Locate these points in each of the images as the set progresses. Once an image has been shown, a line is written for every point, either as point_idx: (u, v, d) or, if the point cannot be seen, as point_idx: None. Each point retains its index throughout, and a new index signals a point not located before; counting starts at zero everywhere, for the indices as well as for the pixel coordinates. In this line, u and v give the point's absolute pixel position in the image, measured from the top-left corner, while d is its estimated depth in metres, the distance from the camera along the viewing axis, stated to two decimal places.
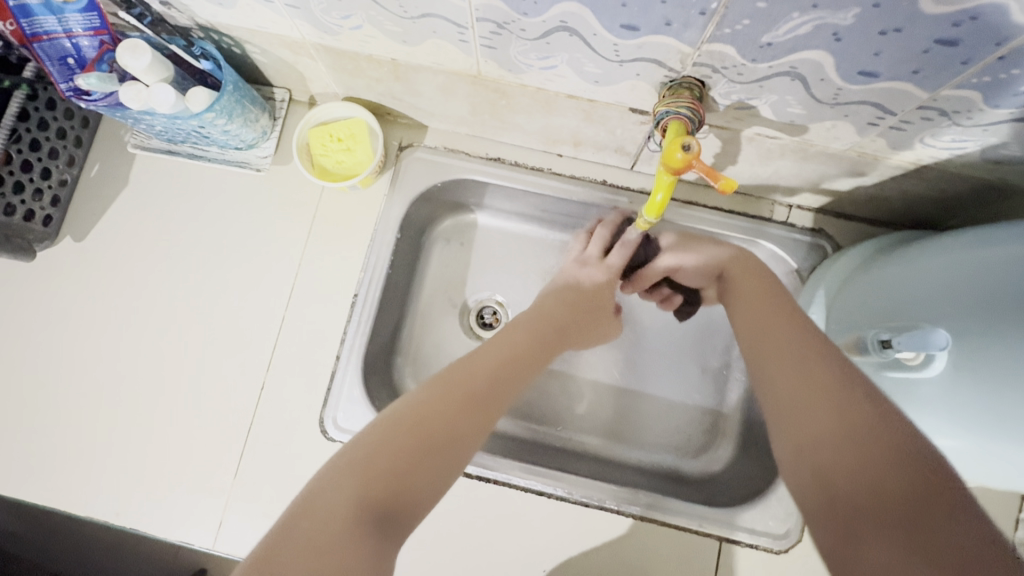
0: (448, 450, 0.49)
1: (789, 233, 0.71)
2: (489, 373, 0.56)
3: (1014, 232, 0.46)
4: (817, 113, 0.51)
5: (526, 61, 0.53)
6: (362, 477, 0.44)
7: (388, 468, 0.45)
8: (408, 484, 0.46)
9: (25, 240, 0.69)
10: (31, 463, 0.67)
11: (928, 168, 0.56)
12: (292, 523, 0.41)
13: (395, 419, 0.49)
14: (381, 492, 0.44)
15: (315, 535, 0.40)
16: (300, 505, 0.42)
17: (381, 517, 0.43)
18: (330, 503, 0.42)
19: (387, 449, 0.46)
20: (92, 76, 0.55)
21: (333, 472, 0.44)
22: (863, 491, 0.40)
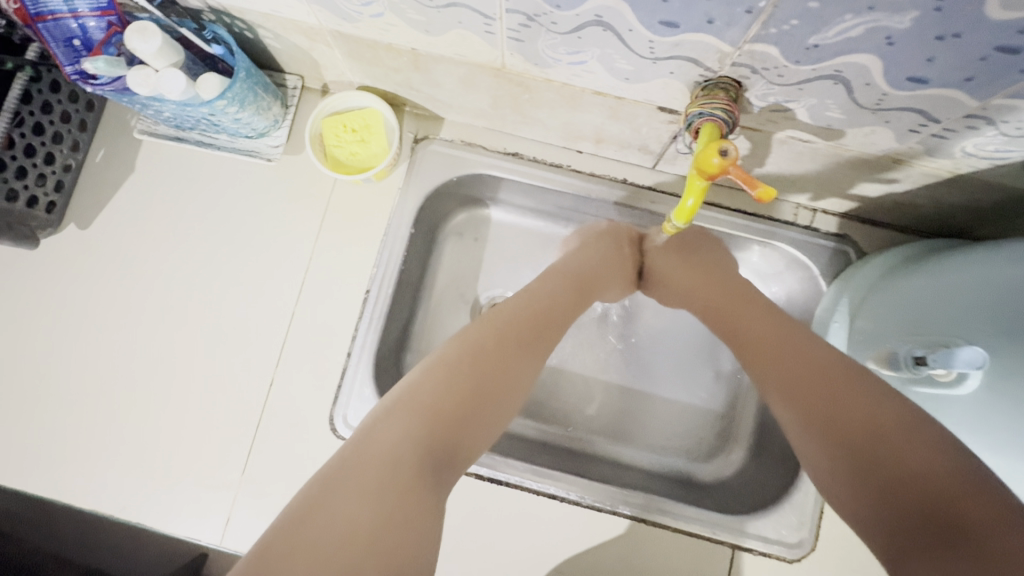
0: (489, 396, 0.49)
1: (814, 238, 0.69)
2: (524, 321, 0.55)
3: None
4: (857, 118, 0.49)
5: (554, 56, 0.51)
6: (412, 421, 0.45)
7: (435, 415, 0.46)
8: (455, 430, 0.46)
9: (28, 228, 0.68)
10: (34, 454, 0.66)
11: (965, 177, 0.54)
12: (344, 465, 0.41)
13: (437, 366, 0.49)
14: (430, 438, 0.45)
15: (373, 477, 0.40)
16: (349, 448, 0.42)
17: (431, 462, 0.44)
18: (382, 447, 0.42)
19: (433, 395, 0.47)
20: (99, 60, 0.53)
21: (378, 417, 0.45)
22: (897, 481, 0.41)
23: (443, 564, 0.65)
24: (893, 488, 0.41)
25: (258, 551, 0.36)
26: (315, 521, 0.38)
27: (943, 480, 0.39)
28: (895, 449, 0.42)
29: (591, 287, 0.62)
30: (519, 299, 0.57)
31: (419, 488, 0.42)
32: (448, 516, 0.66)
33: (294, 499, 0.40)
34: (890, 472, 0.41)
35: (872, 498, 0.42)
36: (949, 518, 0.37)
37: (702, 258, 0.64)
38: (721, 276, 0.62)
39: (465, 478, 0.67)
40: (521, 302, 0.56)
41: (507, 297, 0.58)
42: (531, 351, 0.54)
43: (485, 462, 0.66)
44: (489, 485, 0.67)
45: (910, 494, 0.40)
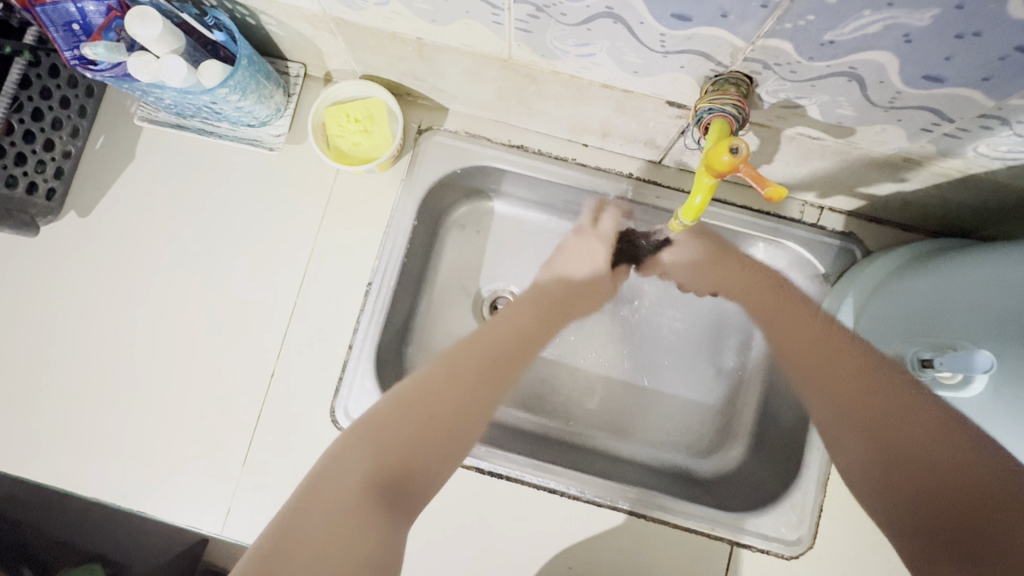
0: (448, 429, 0.51)
1: (819, 235, 0.68)
2: (489, 353, 0.58)
3: None
4: (869, 116, 0.48)
5: (563, 48, 0.50)
6: (375, 448, 0.47)
7: (396, 447, 0.47)
8: (413, 460, 0.48)
9: (28, 215, 0.66)
10: (36, 442, 0.66)
11: (976, 177, 0.53)
12: (304, 499, 0.43)
13: (398, 400, 0.50)
14: (387, 467, 0.46)
15: (328, 508, 0.42)
16: (309, 482, 0.45)
17: (389, 494, 0.45)
18: (340, 474, 0.44)
19: (393, 426, 0.48)
20: (100, 45, 0.52)
21: (341, 448, 0.47)
22: (924, 478, 0.45)
23: (442, 557, 0.65)
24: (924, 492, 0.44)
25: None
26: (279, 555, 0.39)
27: (971, 481, 0.42)
28: (924, 456, 0.46)
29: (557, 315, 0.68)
30: (487, 334, 0.60)
31: (373, 518, 0.43)
32: (448, 510, 0.66)
33: (260, 536, 0.41)
34: (913, 471, 0.46)
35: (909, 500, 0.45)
36: (981, 521, 0.40)
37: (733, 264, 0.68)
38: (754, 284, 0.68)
39: (464, 472, 0.67)
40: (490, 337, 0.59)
41: (476, 331, 0.60)
42: (494, 386, 0.56)
43: (486, 456, 0.66)
44: (489, 479, 0.67)
45: (946, 496, 0.43)
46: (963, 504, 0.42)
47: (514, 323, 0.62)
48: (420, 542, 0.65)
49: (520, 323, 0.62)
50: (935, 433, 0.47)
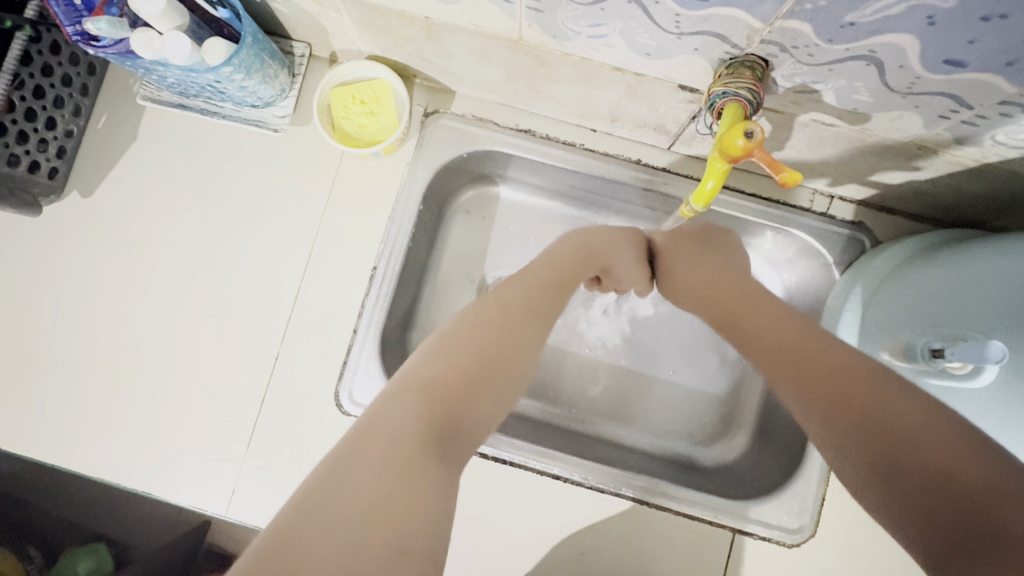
0: (489, 380, 0.48)
1: (829, 225, 0.68)
2: (532, 311, 0.54)
3: None
4: (886, 102, 0.47)
5: (575, 28, 0.49)
6: (425, 396, 0.44)
7: (450, 388, 0.46)
8: (457, 409, 0.45)
9: (31, 194, 0.66)
10: (39, 423, 0.66)
11: (992, 167, 0.53)
12: (354, 449, 0.40)
13: (436, 354, 0.48)
14: (436, 418, 0.44)
15: (379, 456, 0.39)
16: (358, 430, 0.42)
17: (439, 444, 0.42)
18: (394, 423, 0.42)
19: (444, 369, 0.47)
20: (101, 20, 0.51)
21: (385, 401, 0.44)
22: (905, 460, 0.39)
23: None
24: (903, 477, 0.39)
25: (264, 545, 0.34)
26: (325, 511, 0.36)
27: (962, 469, 0.36)
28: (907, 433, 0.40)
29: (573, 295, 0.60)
30: (519, 289, 0.56)
31: (427, 472, 0.40)
32: None
33: (301, 488, 0.38)
34: (911, 461, 0.39)
35: (893, 488, 0.39)
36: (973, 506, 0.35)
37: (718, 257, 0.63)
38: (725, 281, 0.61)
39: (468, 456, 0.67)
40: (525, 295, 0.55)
41: (503, 285, 0.57)
42: (532, 340, 0.53)
43: (491, 442, 0.66)
44: (493, 464, 0.67)
45: (937, 479, 0.37)
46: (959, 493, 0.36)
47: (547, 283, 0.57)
48: None
49: (550, 282, 0.57)
50: (913, 411, 0.41)
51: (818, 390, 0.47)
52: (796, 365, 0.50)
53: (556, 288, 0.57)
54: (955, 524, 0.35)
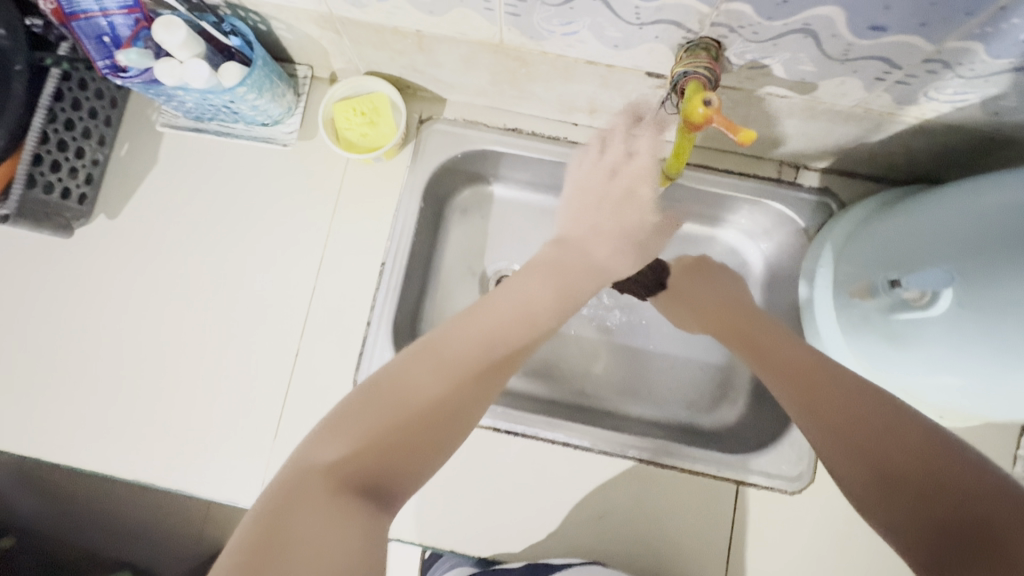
0: (428, 424, 0.47)
1: (797, 193, 0.73)
2: (479, 339, 0.54)
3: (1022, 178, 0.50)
4: (827, 70, 0.53)
5: (549, 28, 0.56)
6: (346, 445, 0.43)
7: (387, 424, 0.45)
8: (394, 458, 0.44)
9: (64, 219, 0.72)
10: (75, 432, 0.70)
11: (932, 123, 0.59)
12: (294, 495, 0.39)
13: (369, 397, 0.46)
14: (366, 458, 0.43)
15: (303, 508, 0.38)
16: (281, 482, 0.41)
17: (367, 489, 0.41)
18: (316, 467, 0.41)
19: (378, 408, 0.45)
20: (133, 52, 0.58)
21: (310, 443, 0.43)
22: (903, 481, 0.42)
23: (465, 517, 0.69)
24: (909, 495, 0.41)
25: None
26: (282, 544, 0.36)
27: (958, 479, 0.40)
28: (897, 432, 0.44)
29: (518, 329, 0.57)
30: (463, 325, 0.54)
31: (357, 514, 0.39)
32: (469, 473, 0.70)
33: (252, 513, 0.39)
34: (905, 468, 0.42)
35: (900, 513, 0.41)
36: (978, 517, 0.38)
37: (718, 283, 0.70)
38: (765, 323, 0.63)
39: (483, 432, 0.71)
40: (469, 335, 0.54)
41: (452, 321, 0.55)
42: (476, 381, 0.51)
43: (503, 416, 0.71)
44: (507, 438, 0.71)
45: (938, 497, 0.40)
46: (963, 508, 0.38)
47: (489, 323, 0.56)
48: (445, 504, 0.69)
49: (499, 321, 0.56)
50: (914, 433, 0.44)
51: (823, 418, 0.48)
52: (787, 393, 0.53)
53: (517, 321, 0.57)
54: (939, 521, 0.39)
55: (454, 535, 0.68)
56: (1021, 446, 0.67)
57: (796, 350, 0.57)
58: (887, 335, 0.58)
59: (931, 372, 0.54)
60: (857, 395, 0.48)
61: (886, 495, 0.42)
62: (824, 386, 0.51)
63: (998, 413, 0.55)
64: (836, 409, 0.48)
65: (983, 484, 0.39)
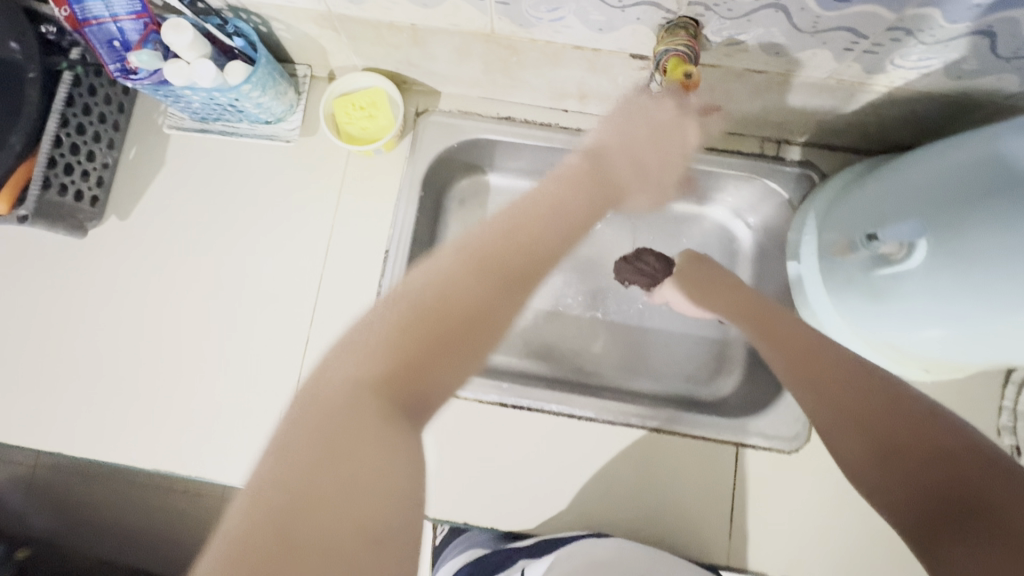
0: (464, 329, 0.41)
1: (781, 166, 0.77)
2: (521, 233, 0.46)
3: (988, 134, 0.53)
4: (799, 43, 0.57)
5: (537, 15, 0.59)
6: (374, 360, 0.38)
7: (419, 334, 0.39)
8: (430, 371, 0.39)
9: (77, 219, 0.74)
10: (94, 426, 0.72)
11: (901, 90, 0.62)
12: (312, 433, 0.35)
13: (398, 303, 0.41)
14: (393, 380, 0.38)
15: (327, 440, 0.34)
16: (304, 404, 0.37)
17: (403, 407, 0.37)
18: (341, 389, 0.37)
19: (407, 316, 0.40)
20: (143, 53, 0.61)
21: (332, 360, 0.38)
22: (903, 454, 0.42)
23: (477, 490, 0.71)
24: (909, 467, 0.41)
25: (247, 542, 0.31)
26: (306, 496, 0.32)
27: (955, 451, 0.40)
28: (898, 410, 0.44)
29: (565, 220, 0.49)
30: (501, 219, 0.47)
31: (396, 436, 0.36)
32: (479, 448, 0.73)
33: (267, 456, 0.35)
34: (904, 443, 0.42)
35: (897, 485, 0.42)
36: (976, 489, 0.38)
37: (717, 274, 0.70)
38: (768, 310, 0.62)
39: (490, 408, 0.74)
40: (506, 231, 0.46)
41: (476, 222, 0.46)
42: (521, 275, 0.44)
43: (510, 391, 0.74)
44: (514, 413, 0.74)
45: (935, 469, 0.40)
46: (962, 482, 0.39)
47: (532, 216, 0.48)
48: (457, 479, 0.72)
49: (539, 213, 0.48)
50: (914, 409, 0.44)
51: (824, 399, 0.48)
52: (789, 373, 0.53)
53: (564, 211, 0.49)
54: (937, 494, 0.39)
55: (467, 509, 0.71)
56: (1005, 396, 0.70)
57: (796, 334, 0.57)
58: (870, 293, 0.61)
59: (919, 326, 0.57)
60: (859, 376, 0.49)
61: (886, 470, 0.42)
62: (829, 367, 0.51)
63: (980, 359, 0.58)
64: (837, 388, 0.48)
65: (979, 459, 0.40)
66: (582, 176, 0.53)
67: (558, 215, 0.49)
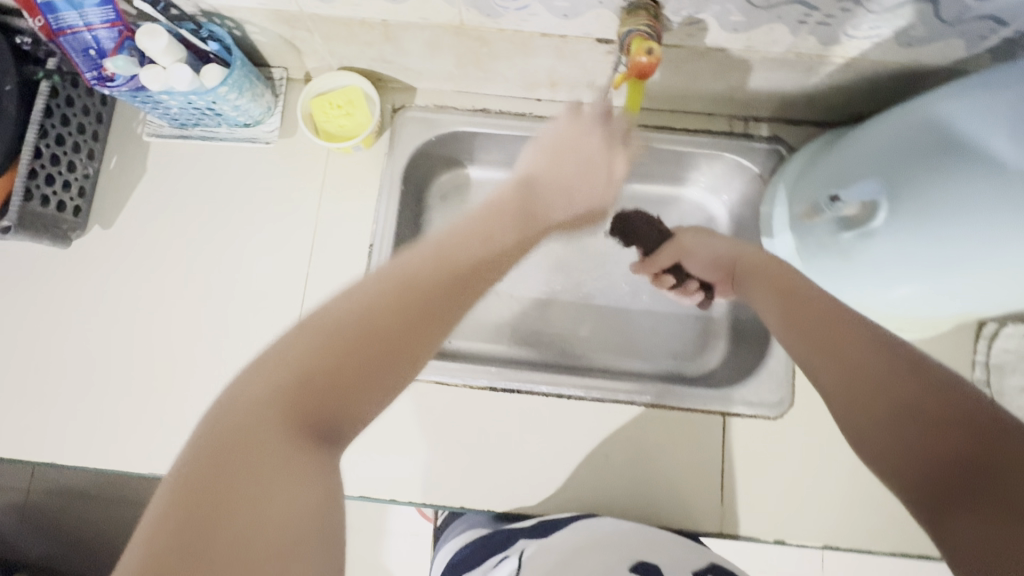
0: (387, 351, 0.40)
1: (750, 143, 0.79)
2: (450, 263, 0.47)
3: (939, 96, 0.56)
4: (755, 19, 0.59)
5: (502, 4, 0.61)
6: (292, 387, 0.36)
7: (343, 356, 0.38)
8: (350, 392, 0.38)
9: (61, 230, 0.75)
10: (86, 434, 0.72)
11: (857, 60, 0.65)
12: (230, 447, 0.33)
13: (320, 324, 0.39)
14: (310, 403, 0.36)
15: (232, 468, 0.32)
16: (208, 431, 0.34)
17: (322, 433, 0.36)
18: (249, 414, 0.34)
19: (329, 338, 0.39)
20: (119, 58, 0.62)
21: (242, 383, 0.36)
22: (935, 434, 0.39)
23: (473, 475, 0.72)
24: (935, 443, 0.39)
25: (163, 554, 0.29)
26: (209, 502, 0.31)
27: (974, 434, 0.38)
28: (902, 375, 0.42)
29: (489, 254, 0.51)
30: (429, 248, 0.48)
31: (317, 459, 0.34)
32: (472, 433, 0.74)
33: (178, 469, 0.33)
34: (934, 423, 0.39)
35: (895, 454, 0.41)
36: (990, 477, 0.36)
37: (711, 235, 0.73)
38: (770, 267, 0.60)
39: (481, 393, 0.75)
40: (433, 258, 0.47)
41: (397, 254, 0.47)
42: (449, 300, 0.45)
43: (499, 374, 0.75)
44: (505, 396, 0.75)
45: (983, 482, 0.36)
46: (951, 458, 0.38)
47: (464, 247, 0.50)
48: (452, 465, 0.73)
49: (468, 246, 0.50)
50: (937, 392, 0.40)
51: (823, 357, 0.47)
52: (794, 329, 0.51)
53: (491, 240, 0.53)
54: (961, 478, 0.37)
55: (464, 493, 0.72)
56: (979, 351, 0.73)
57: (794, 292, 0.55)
58: (840, 257, 0.62)
59: (889, 283, 0.59)
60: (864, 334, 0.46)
61: (901, 449, 0.40)
62: (831, 323, 0.48)
63: (949, 311, 0.60)
64: (836, 348, 0.47)
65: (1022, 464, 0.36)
66: (517, 207, 0.59)
67: (481, 248, 0.51)
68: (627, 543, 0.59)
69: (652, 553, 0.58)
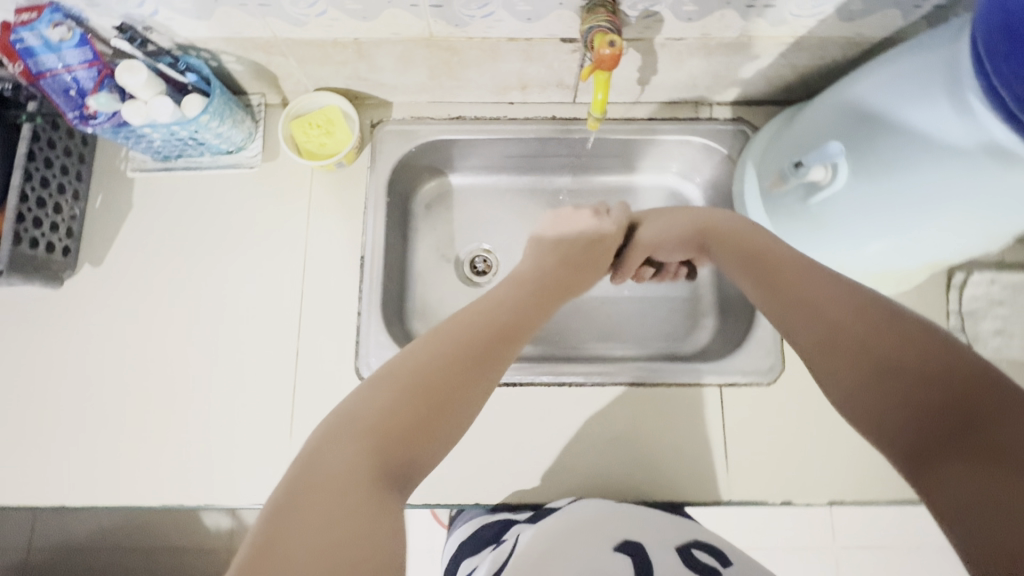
0: (444, 406, 0.49)
1: (716, 126, 0.83)
2: (490, 330, 0.56)
3: (885, 59, 0.60)
4: (706, 7, 0.63)
5: (469, 13, 0.64)
6: (371, 442, 0.44)
7: (411, 412, 0.46)
8: (415, 446, 0.46)
9: (52, 271, 0.75)
10: (93, 473, 0.72)
11: (805, 37, 0.69)
12: (312, 492, 0.39)
13: (390, 379, 0.48)
14: (384, 455, 0.44)
15: (316, 510, 0.38)
16: (293, 476, 0.41)
17: (393, 478, 0.43)
18: (334, 465, 0.41)
19: (399, 397, 0.47)
20: (101, 96, 0.64)
21: (323, 441, 0.43)
22: (917, 390, 0.42)
23: (483, 470, 0.74)
24: (917, 399, 0.42)
25: (237, 563, 0.36)
26: (288, 527, 0.37)
27: (953, 383, 0.41)
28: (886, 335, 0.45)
29: (517, 326, 0.59)
30: (469, 316, 0.57)
31: (387, 498, 0.41)
32: (479, 430, 0.75)
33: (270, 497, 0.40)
34: (917, 379, 0.42)
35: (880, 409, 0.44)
36: (973, 425, 0.39)
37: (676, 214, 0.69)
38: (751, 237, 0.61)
39: None
40: (474, 325, 0.56)
41: (444, 322, 0.56)
42: (491, 364, 0.54)
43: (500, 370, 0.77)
44: (507, 390, 0.77)
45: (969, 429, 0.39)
46: (933, 410, 0.41)
47: (501, 313, 0.59)
48: (462, 463, 0.74)
49: (501, 314, 0.59)
50: (917, 347, 0.44)
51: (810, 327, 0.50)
52: (776, 300, 0.54)
53: (524, 307, 0.62)
54: (944, 428, 0.40)
55: (477, 489, 0.73)
56: (952, 301, 0.76)
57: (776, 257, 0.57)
58: (812, 223, 0.66)
59: (860, 242, 0.63)
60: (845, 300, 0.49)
61: (885, 405, 0.43)
62: (815, 291, 0.51)
63: (917, 261, 0.64)
64: (820, 314, 0.49)
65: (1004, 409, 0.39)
66: (544, 276, 0.68)
67: (510, 312, 0.60)
68: (616, 523, 0.60)
69: (641, 534, 0.59)
